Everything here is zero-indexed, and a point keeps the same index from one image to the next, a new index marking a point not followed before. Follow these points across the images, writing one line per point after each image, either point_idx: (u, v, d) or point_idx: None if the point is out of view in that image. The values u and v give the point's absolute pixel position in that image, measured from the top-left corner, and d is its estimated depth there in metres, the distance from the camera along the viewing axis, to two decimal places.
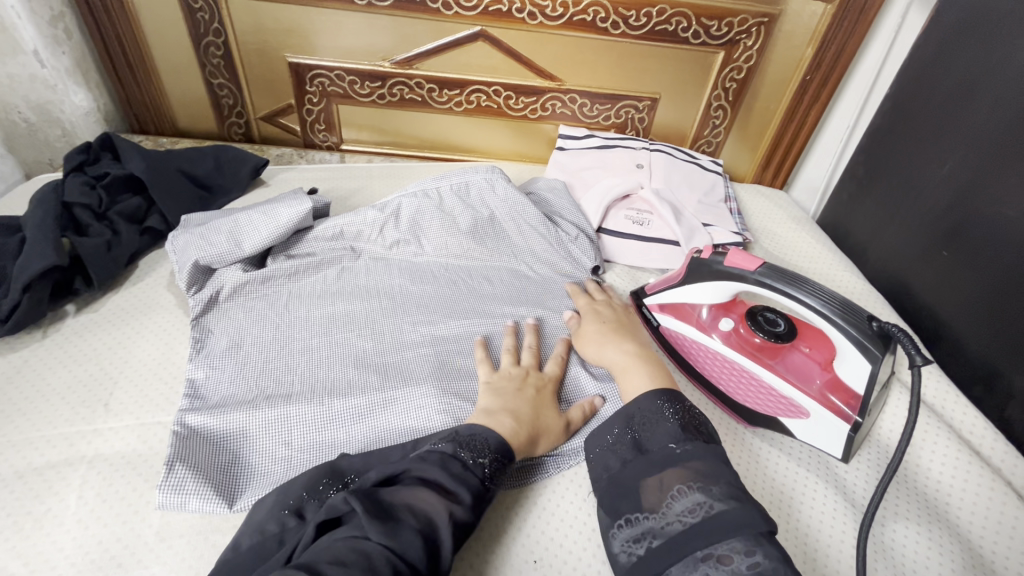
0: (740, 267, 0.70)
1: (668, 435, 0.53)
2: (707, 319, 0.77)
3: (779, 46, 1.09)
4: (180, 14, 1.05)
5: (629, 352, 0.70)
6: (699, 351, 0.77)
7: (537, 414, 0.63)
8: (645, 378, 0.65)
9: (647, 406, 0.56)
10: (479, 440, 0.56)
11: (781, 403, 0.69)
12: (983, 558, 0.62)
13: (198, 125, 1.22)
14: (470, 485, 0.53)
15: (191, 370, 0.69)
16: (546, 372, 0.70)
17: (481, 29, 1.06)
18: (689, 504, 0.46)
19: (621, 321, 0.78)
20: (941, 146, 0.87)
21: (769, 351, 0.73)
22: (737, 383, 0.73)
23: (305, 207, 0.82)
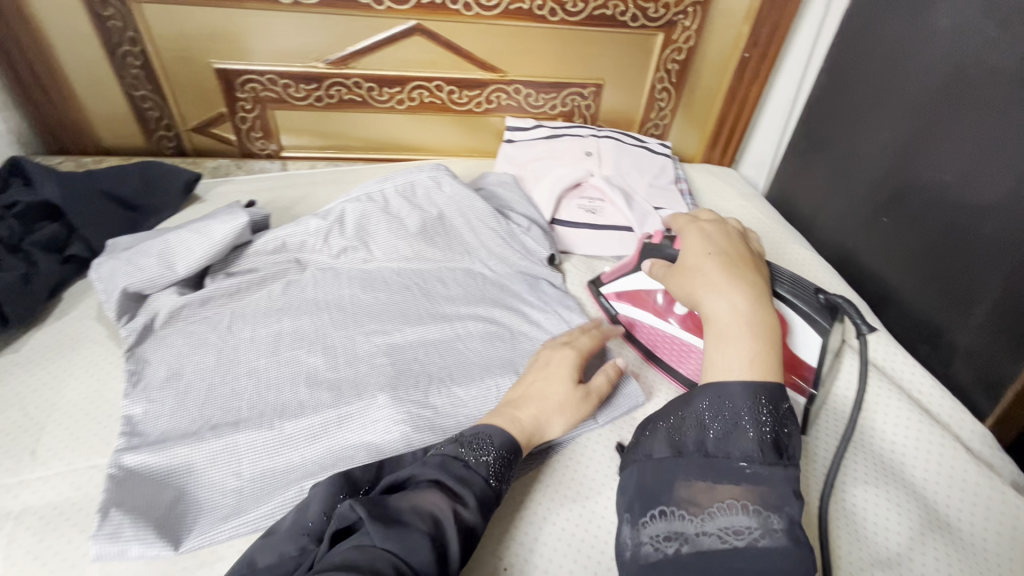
0: None
1: (746, 448, 0.49)
2: (661, 304, 0.76)
3: (715, 25, 1.10)
4: (90, 23, 0.98)
5: (739, 309, 0.56)
6: (659, 338, 0.77)
7: (558, 368, 0.66)
8: (743, 356, 0.54)
9: (748, 407, 0.51)
10: (482, 438, 0.56)
11: None
12: (940, 512, 0.64)
13: (122, 142, 1.14)
14: (473, 485, 0.52)
15: (128, 405, 0.65)
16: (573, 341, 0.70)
17: (416, 23, 1.03)
18: (734, 525, 0.46)
19: (740, 264, 0.62)
20: (875, 115, 0.89)
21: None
22: (694, 362, 0.73)
23: (241, 222, 0.78)
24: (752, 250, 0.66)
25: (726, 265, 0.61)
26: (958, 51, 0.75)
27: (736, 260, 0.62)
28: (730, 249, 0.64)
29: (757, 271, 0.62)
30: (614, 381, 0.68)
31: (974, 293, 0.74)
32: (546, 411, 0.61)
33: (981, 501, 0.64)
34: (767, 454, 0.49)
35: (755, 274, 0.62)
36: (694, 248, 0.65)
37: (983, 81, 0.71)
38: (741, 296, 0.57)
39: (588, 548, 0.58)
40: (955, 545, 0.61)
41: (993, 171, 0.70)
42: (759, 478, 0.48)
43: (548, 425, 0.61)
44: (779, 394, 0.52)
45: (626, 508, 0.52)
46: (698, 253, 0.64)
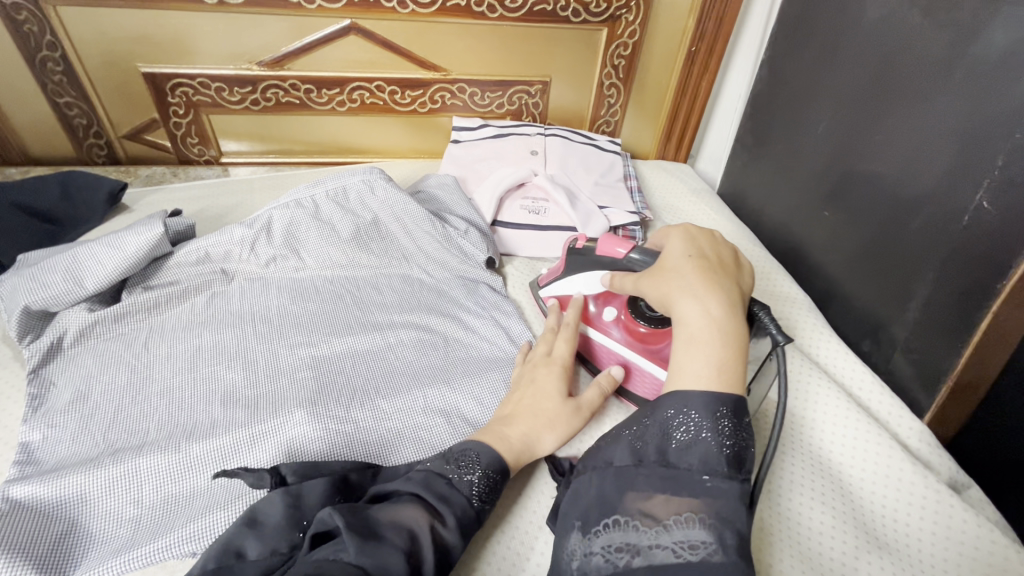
0: (611, 254, 0.69)
1: (707, 459, 0.46)
2: (593, 312, 0.74)
3: (660, 19, 1.08)
4: (3, 29, 0.93)
5: (712, 313, 0.51)
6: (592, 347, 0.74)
7: (538, 391, 0.62)
8: (714, 363, 0.49)
9: (709, 420, 0.47)
10: (470, 455, 0.53)
11: None
12: (874, 514, 0.63)
13: (51, 152, 1.09)
14: (454, 505, 0.49)
15: (26, 432, 0.61)
16: (557, 354, 0.67)
17: (350, 22, 1.00)
18: (692, 538, 0.42)
19: (721, 270, 0.57)
20: (815, 108, 0.88)
21: (654, 338, 0.68)
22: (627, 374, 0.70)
23: (155, 232, 0.74)
24: (737, 257, 0.61)
25: (708, 269, 0.56)
26: (888, 40, 0.73)
27: (717, 264, 0.57)
28: (714, 254, 0.58)
29: (737, 278, 0.57)
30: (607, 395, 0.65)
31: (910, 288, 0.72)
32: (537, 427, 0.58)
33: (917, 501, 0.63)
34: (725, 466, 0.45)
35: (734, 280, 0.57)
36: (675, 249, 0.59)
37: (912, 71, 0.70)
38: (719, 300, 0.52)
39: (506, 565, 0.55)
40: (887, 547, 0.60)
41: (922, 162, 0.69)
42: (717, 492, 0.44)
43: (538, 442, 0.58)
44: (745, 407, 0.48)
45: (579, 516, 0.48)
46: (676, 254, 0.59)
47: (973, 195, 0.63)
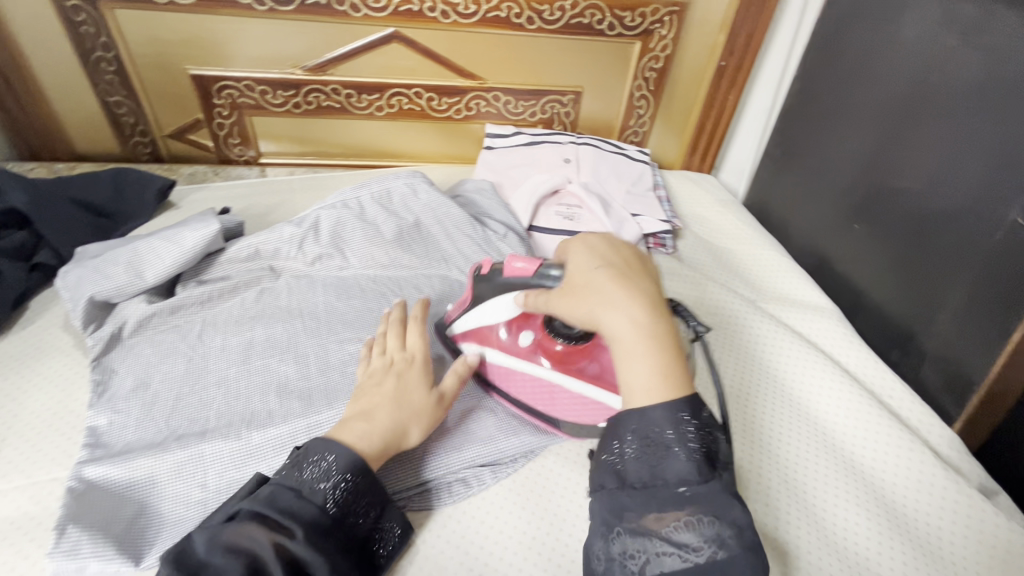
0: (520, 276, 0.65)
1: (681, 471, 0.48)
2: (506, 339, 0.70)
3: (691, 35, 1.11)
4: (62, 30, 0.97)
5: (639, 324, 0.52)
6: (507, 374, 0.70)
7: (399, 394, 0.61)
8: (658, 368, 0.51)
9: (678, 434, 0.48)
10: (321, 462, 0.53)
11: (595, 410, 0.66)
12: (904, 514, 0.66)
13: (97, 148, 1.13)
14: (304, 517, 0.49)
15: (92, 417, 0.64)
16: (411, 347, 0.66)
17: (394, 30, 1.03)
18: (691, 541, 0.45)
19: (636, 275, 0.57)
20: (844, 123, 0.91)
21: (576, 356, 0.67)
22: (549, 398, 0.68)
23: (212, 229, 0.76)
24: (639, 251, 0.61)
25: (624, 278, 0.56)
26: (921, 61, 0.76)
27: (631, 270, 0.57)
28: (617, 256, 0.59)
29: (647, 275, 0.58)
30: (463, 379, 0.66)
31: (939, 300, 0.75)
32: (400, 417, 0.59)
33: (948, 505, 0.66)
34: (699, 471, 0.48)
35: (645, 277, 0.57)
36: (591, 259, 0.58)
37: (945, 91, 0.73)
38: (644, 310, 0.53)
39: (556, 556, 0.59)
40: (917, 545, 0.63)
41: (954, 179, 0.72)
42: (699, 496, 0.47)
43: (404, 434, 0.59)
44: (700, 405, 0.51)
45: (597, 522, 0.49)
46: (585, 268, 0.58)
47: (1006, 212, 0.66)
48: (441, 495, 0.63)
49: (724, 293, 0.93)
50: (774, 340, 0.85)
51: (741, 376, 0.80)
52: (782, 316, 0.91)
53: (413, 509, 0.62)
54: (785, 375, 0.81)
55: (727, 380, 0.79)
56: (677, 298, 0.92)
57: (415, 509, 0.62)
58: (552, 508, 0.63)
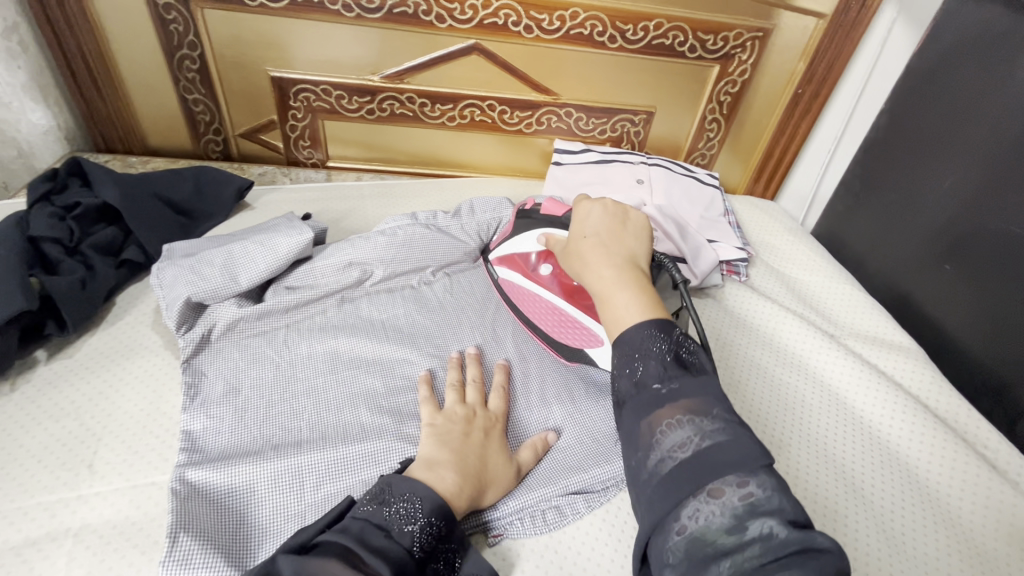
0: (553, 213, 0.78)
1: (659, 372, 0.47)
2: (531, 264, 0.78)
3: (771, 61, 1.09)
4: (151, 27, 0.98)
5: (605, 277, 0.55)
6: (524, 296, 0.79)
7: (484, 461, 0.59)
8: (621, 308, 0.52)
9: (648, 339, 0.49)
10: (412, 502, 0.52)
11: (584, 335, 0.73)
12: (998, 564, 0.66)
13: (170, 143, 1.14)
14: (392, 558, 0.47)
15: (186, 421, 0.63)
16: (492, 409, 0.66)
17: (475, 43, 1.03)
18: (678, 440, 0.44)
19: (612, 238, 0.59)
20: (944, 163, 0.90)
21: (584, 292, 0.74)
22: (550, 320, 0.76)
23: (305, 237, 0.76)
24: (627, 218, 0.62)
25: (596, 243, 0.59)
26: None
27: (609, 232, 0.60)
28: (602, 223, 0.61)
29: (629, 238, 0.60)
30: (540, 455, 0.65)
31: None
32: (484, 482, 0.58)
33: None
34: (672, 369, 0.47)
35: (625, 240, 0.59)
36: (576, 228, 0.62)
37: None
38: (611, 264, 0.56)
39: None
40: None
41: None
42: (681, 394, 0.46)
43: (482, 499, 0.57)
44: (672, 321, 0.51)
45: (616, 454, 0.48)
46: (575, 237, 0.61)
47: None
48: (535, 523, 0.61)
49: (801, 327, 0.91)
50: (856, 382, 0.84)
51: (827, 421, 0.79)
52: (861, 354, 0.89)
53: (511, 536, 0.60)
54: (868, 419, 0.80)
55: (807, 414, 0.79)
56: (747, 326, 0.91)
57: (514, 537, 0.60)
58: None
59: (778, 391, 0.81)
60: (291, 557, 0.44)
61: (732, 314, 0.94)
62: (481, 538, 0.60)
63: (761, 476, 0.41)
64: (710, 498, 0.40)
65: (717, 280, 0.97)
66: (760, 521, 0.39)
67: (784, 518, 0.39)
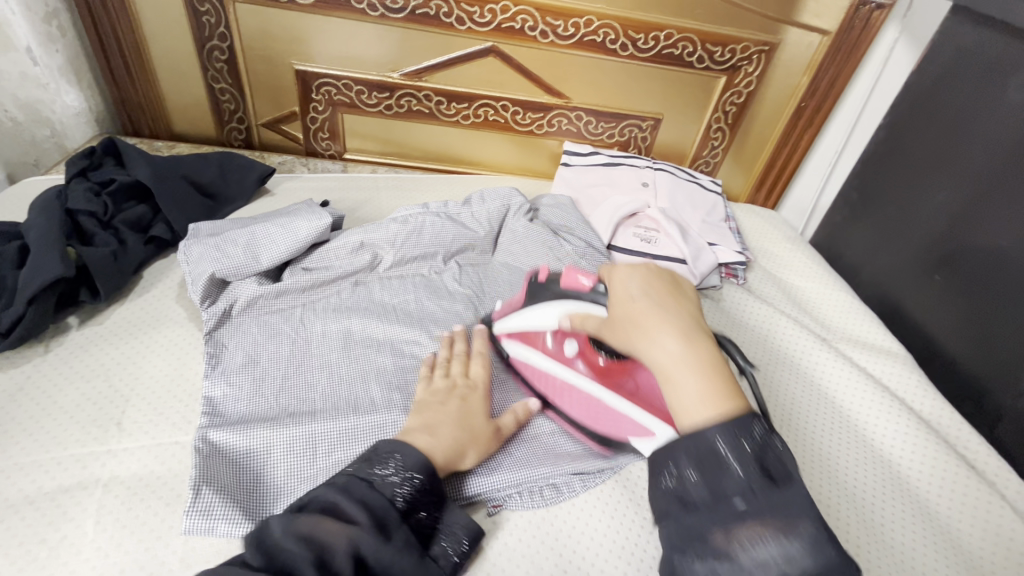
0: (574, 287, 0.66)
1: (741, 484, 0.43)
2: (553, 346, 0.70)
3: (777, 75, 1.13)
4: (185, 18, 1.03)
5: (674, 355, 0.47)
6: (548, 379, 0.72)
7: (461, 422, 0.62)
8: (690, 398, 0.46)
9: (732, 450, 0.44)
10: (394, 458, 0.54)
11: (632, 426, 0.64)
12: (974, 559, 0.69)
13: (195, 130, 1.19)
14: (375, 510, 0.49)
15: (208, 387, 0.67)
16: (474, 376, 0.68)
17: (492, 45, 1.07)
18: (761, 556, 0.41)
19: (667, 300, 0.51)
20: (937, 177, 0.93)
21: (616, 371, 0.65)
22: (588, 411, 0.69)
23: (324, 222, 0.81)
24: (675, 275, 0.54)
25: (650, 308, 0.50)
26: None
27: (662, 296, 0.51)
28: (659, 287, 0.52)
29: (689, 304, 0.52)
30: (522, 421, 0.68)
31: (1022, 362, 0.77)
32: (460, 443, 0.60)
33: (1012, 556, 0.70)
34: (760, 487, 0.43)
35: (685, 306, 0.51)
36: (617, 290, 0.53)
37: None
38: (673, 336, 0.48)
39: (645, 564, 0.60)
40: None
41: None
42: (762, 512, 0.42)
43: (460, 461, 0.59)
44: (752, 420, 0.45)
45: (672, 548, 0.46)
46: (624, 300, 0.53)
47: None
48: (533, 497, 0.65)
49: (796, 331, 0.94)
50: (846, 384, 0.87)
51: (817, 419, 0.82)
52: (853, 358, 0.92)
53: (511, 507, 0.64)
54: (857, 419, 0.83)
55: (798, 412, 0.82)
56: (745, 329, 0.95)
57: (512, 508, 0.64)
58: (641, 517, 0.65)
59: (772, 390, 0.85)
60: (282, 517, 0.47)
61: (730, 315, 0.97)
62: (480, 506, 0.64)
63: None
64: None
65: (715, 282, 1.01)
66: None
67: None
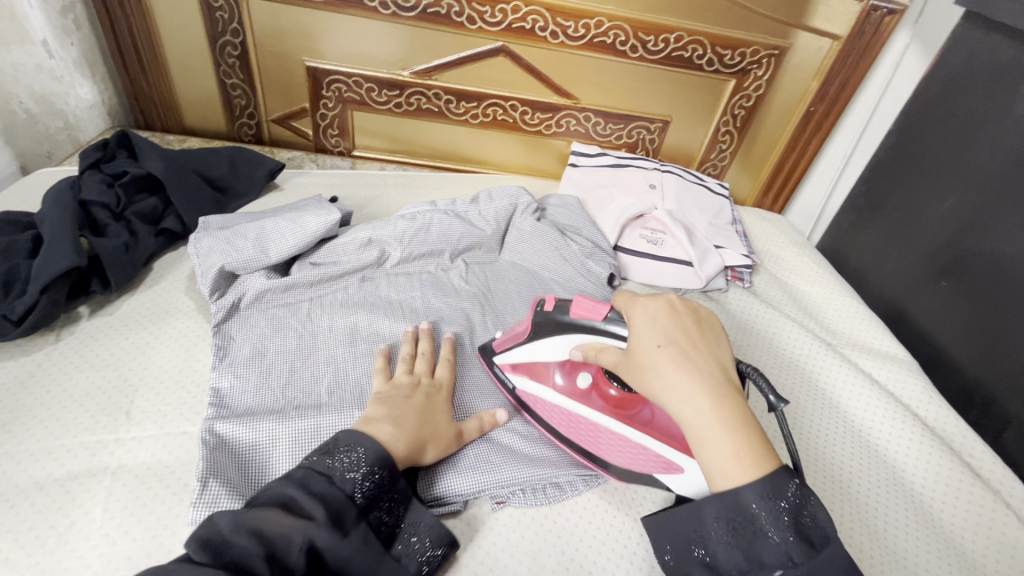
0: (588, 317, 0.62)
1: (778, 553, 0.46)
2: (565, 380, 0.68)
3: (786, 79, 1.13)
4: (198, 14, 1.04)
5: (702, 411, 0.49)
6: (558, 413, 0.69)
7: (424, 421, 0.61)
8: (723, 459, 0.48)
9: (766, 513, 0.46)
10: (355, 452, 0.52)
11: (655, 460, 0.63)
12: (977, 566, 0.69)
13: (206, 125, 1.20)
14: (332, 505, 0.48)
15: (215, 378, 0.68)
16: (439, 379, 0.69)
17: (502, 45, 1.07)
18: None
19: (692, 351, 0.52)
20: (946, 184, 0.93)
21: (629, 403, 0.65)
22: (604, 445, 0.66)
23: (333, 218, 0.81)
24: (698, 318, 0.56)
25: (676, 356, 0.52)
26: None
27: (688, 346, 0.53)
28: (683, 336, 0.53)
29: (713, 352, 0.53)
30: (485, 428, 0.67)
31: None
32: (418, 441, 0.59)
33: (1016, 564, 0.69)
34: (797, 552, 0.45)
35: (710, 356, 0.53)
36: (641, 339, 0.55)
37: None
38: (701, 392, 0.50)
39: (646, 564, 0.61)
40: None
41: None
42: None
43: (420, 456, 0.59)
44: (784, 480, 0.47)
45: None
46: (647, 346, 0.54)
47: None
48: (536, 494, 0.65)
49: (801, 336, 0.94)
50: (850, 389, 0.87)
51: (821, 424, 0.82)
52: (858, 363, 0.92)
53: (514, 503, 0.64)
54: (861, 425, 0.83)
55: (803, 417, 0.82)
56: (751, 332, 0.95)
57: (515, 505, 0.64)
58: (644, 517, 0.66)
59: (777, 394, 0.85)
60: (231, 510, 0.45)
61: (736, 318, 0.97)
62: (485, 502, 0.65)
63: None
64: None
65: (721, 285, 1.01)
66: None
67: None
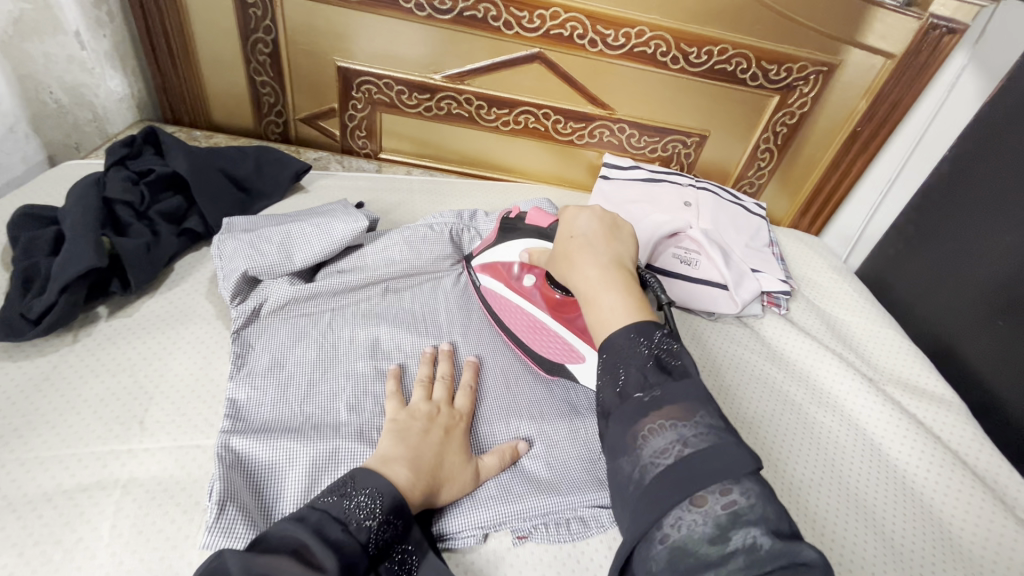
0: (538, 223, 0.72)
1: (642, 376, 0.47)
2: (515, 275, 0.75)
3: (834, 97, 1.08)
4: (231, 9, 1.02)
5: (591, 277, 0.54)
6: (508, 309, 0.76)
7: (441, 460, 0.58)
8: (605, 315, 0.51)
9: (632, 346, 0.48)
10: (373, 497, 0.51)
11: (567, 353, 0.70)
12: None
13: (233, 121, 1.19)
14: (346, 555, 0.46)
15: (232, 389, 0.65)
16: (458, 407, 0.66)
17: (538, 51, 1.04)
18: (660, 445, 0.43)
19: (599, 239, 0.57)
20: (1007, 219, 0.89)
21: (568, 306, 0.70)
22: (535, 335, 0.73)
23: (360, 225, 0.78)
24: (618, 221, 0.60)
25: (582, 243, 0.57)
26: None
27: (600, 236, 0.58)
28: (595, 227, 0.58)
29: (619, 243, 0.58)
30: (505, 463, 0.63)
31: None
32: (433, 480, 0.56)
33: None
34: (653, 376, 0.47)
35: (617, 244, 0.57)
36: (562, 231, 0.60)
37: None
38: (596, 265, 0.54)
39: None
40: None
41: None
42: (657, 401, 0.45)
43: (434, 496, 0.56)
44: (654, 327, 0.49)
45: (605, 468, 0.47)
46: (563, 236, 0.60)
47: None
48: (560, 529, 0.61)
49: (838, 367, 0.89)
50: (888, 426, 0.82)
51: (857, 462, 0.78)
52: (897, 400, 0.87)
53: (535, 540, 0.61)
54: (899, 465, 0.79)
55: (839, 454, 0.78)
56: (783, 361, 0.91)
57: (538, 541, 0.60)
58: None
59: (811, 429, 0.80)
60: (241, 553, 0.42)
61: (767, 346, 0.93)
62: (506, 535, 0.61)
63: (744, 484, 0.41)
64: (691, 507, 0.40)
65: (757, 311, 0.97)
66: (743, 531, 0.38)
67: (768, 529, 0.39)
